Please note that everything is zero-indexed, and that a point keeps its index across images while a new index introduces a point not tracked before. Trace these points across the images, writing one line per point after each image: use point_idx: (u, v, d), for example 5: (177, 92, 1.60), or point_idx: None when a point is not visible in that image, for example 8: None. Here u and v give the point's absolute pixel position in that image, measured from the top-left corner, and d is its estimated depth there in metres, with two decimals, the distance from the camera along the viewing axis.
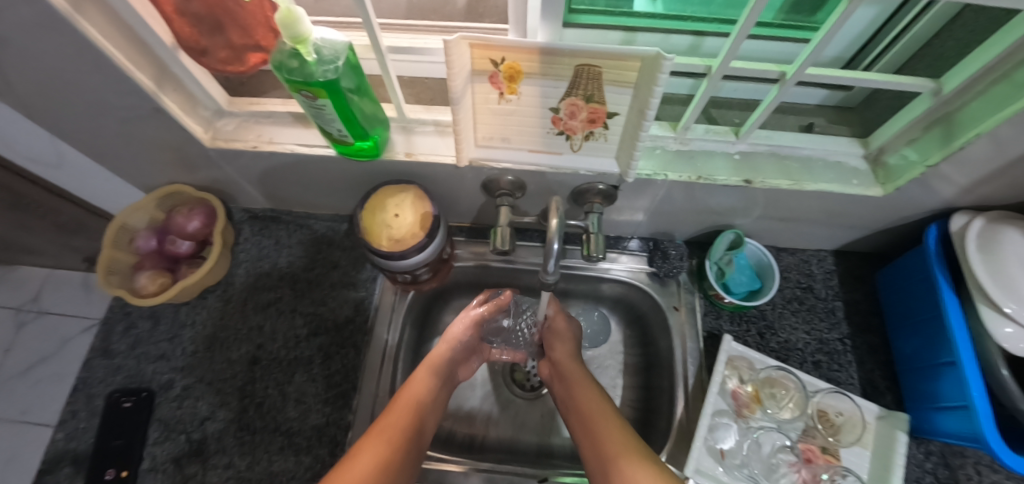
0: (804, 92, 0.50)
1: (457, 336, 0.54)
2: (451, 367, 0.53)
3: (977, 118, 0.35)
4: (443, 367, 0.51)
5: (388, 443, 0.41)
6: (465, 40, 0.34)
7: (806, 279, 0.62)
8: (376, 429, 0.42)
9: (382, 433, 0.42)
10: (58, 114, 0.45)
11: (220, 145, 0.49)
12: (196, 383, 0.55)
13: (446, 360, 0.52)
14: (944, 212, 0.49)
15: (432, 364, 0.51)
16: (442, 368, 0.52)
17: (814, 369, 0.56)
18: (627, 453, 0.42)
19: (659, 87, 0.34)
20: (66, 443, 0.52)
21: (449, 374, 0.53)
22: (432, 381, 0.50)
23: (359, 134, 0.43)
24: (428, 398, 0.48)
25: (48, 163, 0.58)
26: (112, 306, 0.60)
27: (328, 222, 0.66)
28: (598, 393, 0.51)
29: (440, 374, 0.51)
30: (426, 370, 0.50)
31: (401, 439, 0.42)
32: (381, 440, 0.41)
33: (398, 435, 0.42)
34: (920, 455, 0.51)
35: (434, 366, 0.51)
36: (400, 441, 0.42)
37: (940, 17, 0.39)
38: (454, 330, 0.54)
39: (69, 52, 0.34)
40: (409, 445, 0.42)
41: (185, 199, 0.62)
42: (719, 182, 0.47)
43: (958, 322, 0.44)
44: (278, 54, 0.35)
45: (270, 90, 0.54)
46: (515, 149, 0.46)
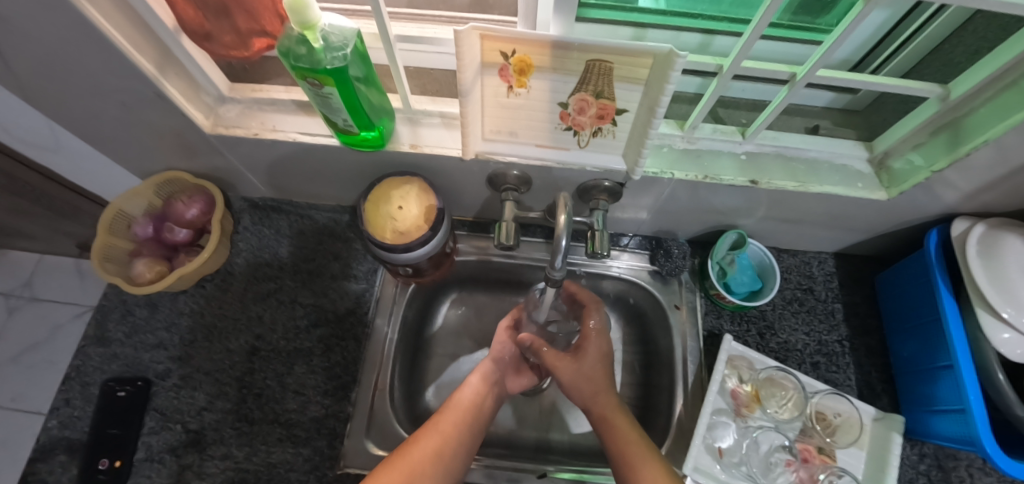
0: (812, 94, 0.50)
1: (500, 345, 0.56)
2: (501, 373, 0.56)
3: (984, 125, 0.36)
4: (493, 375, 0.54)
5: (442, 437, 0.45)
6: (477, 31, 0.33)
7: (806, 281, 0.62)
8: (432, 423, 0.46)
9: (438, 427, 0.46)
10: (54, 96, 0.44)
11: (220, 132, 0.48)
12: (194, 373, 0.55)
13: (493, 368, 0.54)
14: (946, 217, 0.50)
15: (483, 371, 0.53)
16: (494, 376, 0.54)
17: (813, 370, 0.56)
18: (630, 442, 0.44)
19: (670, 85, 0.34)
20: (59, 431, 0.52)
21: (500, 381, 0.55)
22: (483, 386, 0.52)
23: (364, 124, 0.42)
24: (483, 401, 0.51)
25: (43, 146, 0.56)
26: (108, 293, 0.59)
27: (330, 213, 0.65)
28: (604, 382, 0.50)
29: (491, 380, 0.53)
30: (477, 376, 0.53)
31: (454, 435, 0.46)
32: (437, 433, 0.45)
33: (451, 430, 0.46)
34: (914, 456, 0.52)
35: (485, 373, 0.53)
36: (456, 435, 0.46)
37: (949, 23, 0.39)
38: (497, 342, 0.56)
39: (70, 34, 0.33)
40: (463, 439, 0.46)
41: (184, 186, 0.61)
42: (726, 182, 0.47)
43: (956, 326, 0.45)
44: (286, 40, 0.35)
45: (273, 77, 0.53)
46: (522, 144, 0.46)
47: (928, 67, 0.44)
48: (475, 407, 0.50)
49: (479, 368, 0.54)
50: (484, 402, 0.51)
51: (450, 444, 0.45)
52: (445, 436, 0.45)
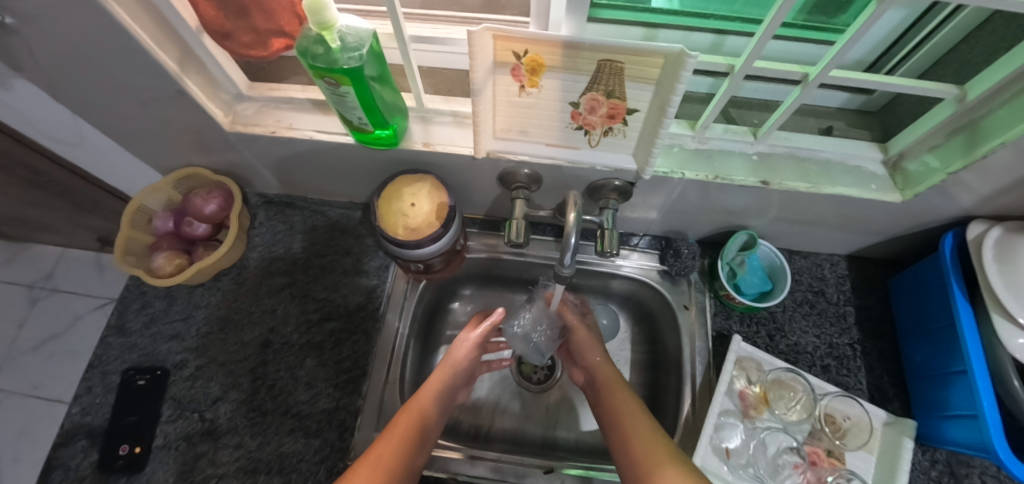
0: (826, 95, 0.50)
1: (462, 349, 0.55)
2: (454, 386, 0.53)
3: (1002, 126, 0.35)
4: (443, 389, 0.50)
5: (381, 468, 0.39)
6: (489, 32, 0.34)
7: (818, 283, 0.62)
8: (369, 454, 0.40)
9: (377, 456, 0.40)
10: (80, 93, 0.45)
11: (238, 129, 0.50)
12: (208, 364, 0.56)
13: (447, 383, 0.51)
14: (961, 220, 0.49)
15: (432, 387, 0.49)
16: (441, 396, 0.50)
17: (823, 373, 0.56)
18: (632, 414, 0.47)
19: (681, 85, 0.34)
20: (81, 417, 0.53)
21: (451, 393, 0.52)
22: (431, 403, 0.48)
23: (378, 122, 0.43)
24: (428, 423, 0.46)
25: (67, 142, 0.58)
26: (128, 285, 0.61)
27: (342, 209, 0.66)
28: (609, 366, 0.55)
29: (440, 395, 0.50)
30: (426, 393, 0.48)
31: (396, 467, 0.40)
32: (374, 465, 0.39)
33: (392, 458, 0.40)
34: (926, 462, 0.51)
35: (434, 387, 0.49)
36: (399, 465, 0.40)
37: (969, 21, 0.39)
38: (457, 354, 0.54)
39: (97, 32, 0.35)
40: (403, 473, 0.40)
41: (202, 181, 0.63)
42: (736, 183, 0.47)
43: (970, 331, 0.44)
44: (303, 40, 0.35)
45: (290, 75, 0.54)
46: (533, 142, 0.47)
47: (943, 68, 0.44)
48: (420, 432, 0.44)
49: (429, 382, 0.50)
50: (429, 426, 0.46)
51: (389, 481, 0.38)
52: (387, 466, 0.39)
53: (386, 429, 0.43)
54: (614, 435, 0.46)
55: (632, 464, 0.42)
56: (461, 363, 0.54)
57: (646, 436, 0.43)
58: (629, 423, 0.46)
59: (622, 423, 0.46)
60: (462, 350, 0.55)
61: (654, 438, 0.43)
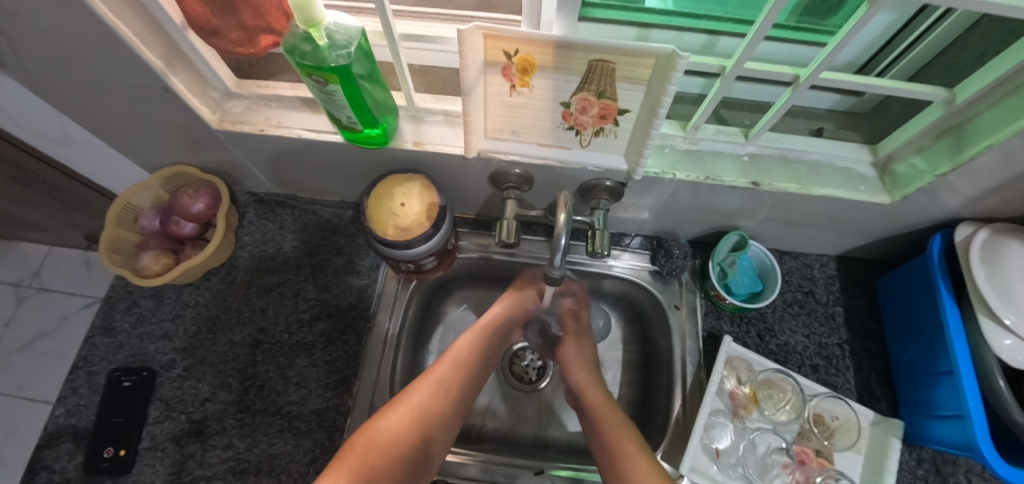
0: (816, 96, 0.50)
1: (512, 295, 0.60)
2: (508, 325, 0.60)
3: (987, 130, 0.36)
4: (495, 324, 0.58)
5: (435, 387, 0.48)
6: (480, 30, 0.34)
7: (807, 283, 0.62)
8: (426, 375, 0.49)
9: (432, 378, 0.49)
10: (65, 89, 0.44)
11: (227, 127, 0.49)
12: (197, 364, 0.56)
13: (499, 320, 0.58)
14: (949, 222, 0.49)
15: (484, 324, 0.56)
16: (494, 333, 0.57)
17: (812, 372, 0.56)
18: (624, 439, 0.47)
19: (672, 86, 0.34)
20: (66, 419, 0.53)
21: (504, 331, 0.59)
22: (482, 338, 0.55)
23: (368, 121, 0.42)
24: (478, 354, 0.54)
25: (52, 139, 0.57)
26: (114, 284, 0.60)
27: (334, 208, 0.66)
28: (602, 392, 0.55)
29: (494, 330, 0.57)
30: (476, 330, 0.56)
31: (447, 387, 0.49)
32: (430, 384, 0.48)
33: (444, 379, 0.49)
34: (912, 461, 0.52)
35: (486, 325, 0.56)
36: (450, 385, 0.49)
37: (958, 25, 0.39)
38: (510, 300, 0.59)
39: (79, 28, 0.34)
40: (454, 392, 0.49)
41: (191, 180, 0.62)
42: (727, 184, 0.47)
43: (957, 331, 0.45)
44: (290, 37, 0.35)
45: (280, 73, 0.53)
46: (524, 142, 0.46)
47: (933, 71, 0.44)
48: (469, 362, 0.53)
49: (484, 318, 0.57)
50: (478, 357, 0.54)
51: (443, 396, 0.48)
52: (440, 387, 0.48)
53: (441, 357, 0.52)
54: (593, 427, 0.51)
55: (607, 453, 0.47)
56: (512, 306, 0.59)
57: (622, 432, 0.48)
58: (605, 422, 0.50)
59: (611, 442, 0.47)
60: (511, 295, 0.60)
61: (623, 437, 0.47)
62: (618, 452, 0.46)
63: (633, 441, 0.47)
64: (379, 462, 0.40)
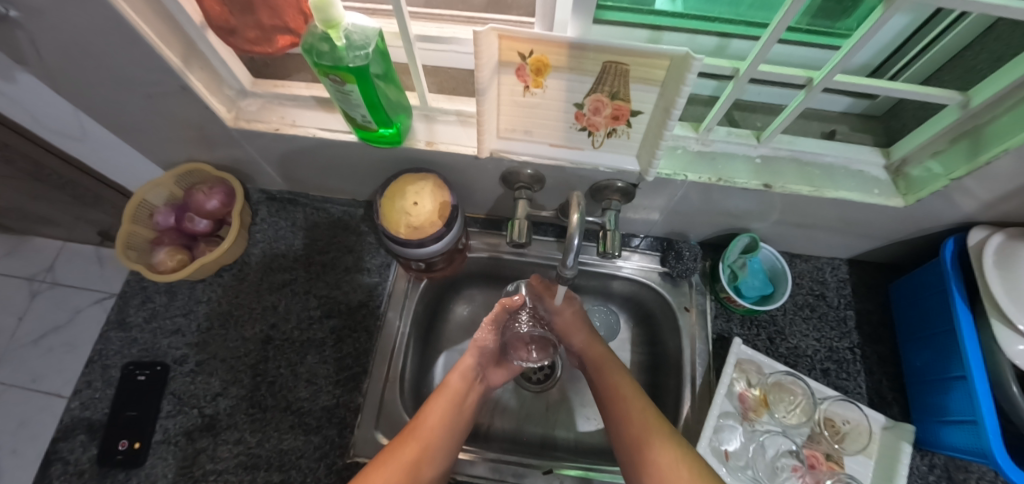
0: (829, 99, 0.50)
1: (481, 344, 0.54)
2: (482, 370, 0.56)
3: (1004, 134, 0.35)
4: (473, 373, 0.54)
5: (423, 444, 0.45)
6: (495, 31, 0.34)
7: (818, 286, 0.62)
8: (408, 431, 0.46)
9: (417, 434, 0.46)
10: (84, 87, 0.45)
11: (242, 125, 0.50)
12: (209, 359, 0.56)
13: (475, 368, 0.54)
14: (963, 226, 0.49)
15: (462, 371, 0.53)
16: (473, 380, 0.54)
17: (823, 376, 0.56)
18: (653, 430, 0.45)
19: (687, 87, 0.34)
20: (81, 411, 0.53)
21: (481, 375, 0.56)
22: (463, 386, 0.52)
23: (382, 120, 0.43)
24: (461, 403, 0.51)
25: (70, 136, 0.58)
26: (128, 280, 0.61)
27: (345, 206, 0.66)
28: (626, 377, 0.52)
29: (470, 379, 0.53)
30: (455, 378, 0.52)
31: (434, 440, 0.46)
32: (416, 441, 0.45)
33: (432, 432, 0.46)
34: (923, 467, 0.52)
35: (464, 372, 0.53)
36: (435, 439, 0.46)
37: (973, 29, 0.39)
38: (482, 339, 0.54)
39: (102, 27, 0.35)
40: (440, 448, 0.46)
41: (204, 177, 0.63)
42: (739, 185, 0.47)
43: (970, 336, 0.45)
44: (309, 37, 0.36)
45: (294, 73, 0.54)
46: (536, 142, 0.47)
47: (947, 74, 0.44)
48: (452, 411, 0.50)
49: (458, 368, 0.53)
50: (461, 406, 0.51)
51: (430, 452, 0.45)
52: (426, 441, 0.45)
53: (422, 408, 0.49)
54: (611, 411, 0.50)
55: (630, 447, 0.46)
56: (483, 353, 0.55)
57: (648, 418, 0.46)
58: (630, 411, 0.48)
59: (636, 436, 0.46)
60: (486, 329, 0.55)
61: (645, 414, 0.47)
62: (647, 445, 0.44)
63: (661, 429, 0.45)
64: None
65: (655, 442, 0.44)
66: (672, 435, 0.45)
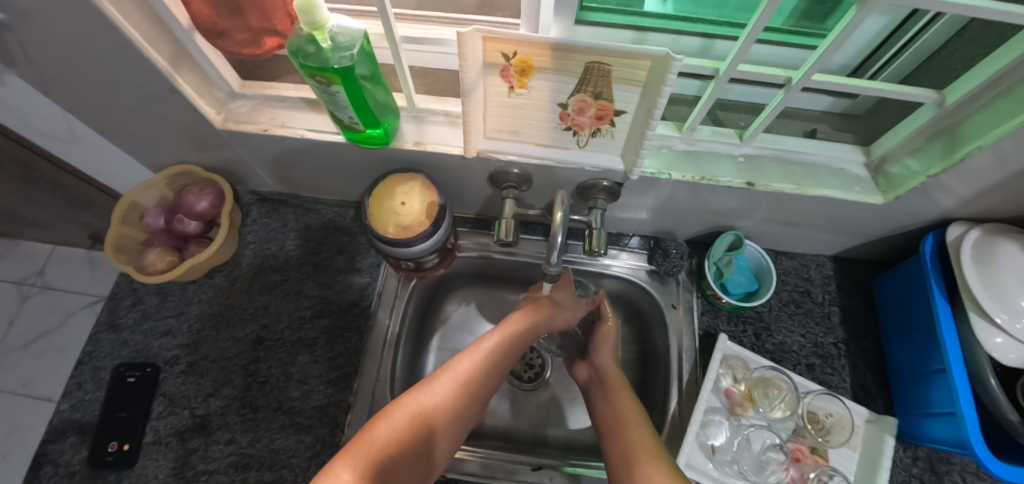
0: (811, 99, 0.51)
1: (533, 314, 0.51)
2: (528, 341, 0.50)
3: (979, 131, 0.36)
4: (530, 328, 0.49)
5: (455, 391, 0.39)
6: (479, 33, 0.35)
7: (803, 283, 0.63)
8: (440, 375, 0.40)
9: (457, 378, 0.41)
10: (73, 89, 0.46)
11: (231, 127, 0.50)
12: (201, 360, 0.56)
13: (522, 334, 0.48)
14: (942, 222, 0.50)
15: (518, 325, 0.48)
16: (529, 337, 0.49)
17: (808, 371, 0.57)
18: (649, 461, 0.38)
19: (667, 87, 0.35)
20: (71, 413, 0.54)
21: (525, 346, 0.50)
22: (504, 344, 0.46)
23: (369, 121, 0.43)
24: (502, 360, 0.45)
25: (60, 138, 0.58)
26: (120, 282, 0.61)
27: (336, 207, 0.67)
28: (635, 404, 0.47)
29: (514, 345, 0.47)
30: (497, 335, 0.46)
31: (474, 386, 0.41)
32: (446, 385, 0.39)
33: (470, 381, 0.41)
34: (907, 459, 0.52)
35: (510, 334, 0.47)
36: (475, 387, 0.41)
37: (946, 30, 0.40)
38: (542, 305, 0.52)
39: (90, 29, 0.35)
40: (472, 399, 0.40)
41: (195, 178, 0.63)
42: (723, 184, 0.48)
43: (949, 331, 0.45)
44: (296, 39, 0.36)
45: (284, 74, 0.54)
46: (522, 142, 0.47)
47: (924, 73, 0.45)
48: (500, 361, 0.45)
49: (516, 318, 0.49)
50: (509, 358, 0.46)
51: (460, 400, 0.39)
52: (465, 386, 0.40)
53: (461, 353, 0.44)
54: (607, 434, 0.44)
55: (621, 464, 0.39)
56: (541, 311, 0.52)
57: (644, 445, 0.40)
58: (630, 435, 0.42)
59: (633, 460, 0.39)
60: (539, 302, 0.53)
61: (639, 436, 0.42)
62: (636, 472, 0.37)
63: (654, 459, 0.38)
64: (387, 460, 0.30)
65: (650, 469, 0.37)
66: (667, 465, 0.38)
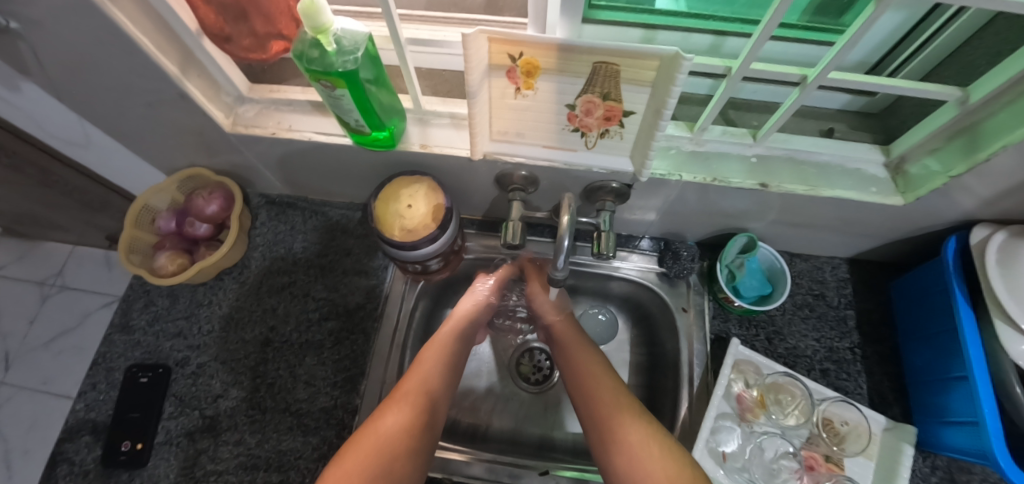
0: (826, 96, 0.50)
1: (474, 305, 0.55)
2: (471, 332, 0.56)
3: (1001, 130, 0.35)
4: (463, 329, 0.53)
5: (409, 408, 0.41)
6: (484, 34, 0.34)
7: (818, 286, 0.61)
8: (399, 393, 0.43)
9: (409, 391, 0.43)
10: (86, 95, 0.46)
11: (240, 131, 0.51)
12: (210, 361, 0.57)
13: (466, 326, 0.53)
14: (964, 224, 0.48)
15: (451, 329, 0.52)
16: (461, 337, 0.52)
17: (823, 377, 0.56)
18: (620, 409, 0.42)
19: (677, 87, 0.34)
20: (85, 413, 0.55)
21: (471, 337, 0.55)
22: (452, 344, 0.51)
23: (375, 124, 0.43)
24: (448, 367, 0.48)
25: (75, 143, 0.59)
26: (132, 283, 0.62)
27: (343, 209, 0.67)
28: (595, 357, 0.49)
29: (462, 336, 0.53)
30: (440, 343, 0.49)
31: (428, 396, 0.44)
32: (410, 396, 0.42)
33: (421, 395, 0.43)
34: (926, 468, 0.51)
35: (454, 331, 0.52)
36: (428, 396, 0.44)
37: (970, 23, 0.38)
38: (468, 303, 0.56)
39: (100, 37, 0.35)
40: (435, 402, 0.44)
41: (205, 182, 0.63)
42: (734, 185, 0.46)
43: (972, 338, 0.44)
44: (300, 43, 0.36)
45: (291, 78, 0.55)
46: (529, 144, 0.47)
47: (947, 69, 0.43)
48: (447, 364, 0.48)
49: (450, 322, 0.52)
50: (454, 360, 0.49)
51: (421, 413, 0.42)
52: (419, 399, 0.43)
53: (412, 368, 0.46)
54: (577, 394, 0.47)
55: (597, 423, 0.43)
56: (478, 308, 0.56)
57: (610, 395, 0.44)
58: (597, 391, 0.45)
59: (603, 416, 0.43)
60: (478, 297, 0.57)
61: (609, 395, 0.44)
62: (613, 425, 0.41)
63: (625, 407, 0.43)
64: None
65: (624, 420, 0.41)
66: (638, 414, 0.42)
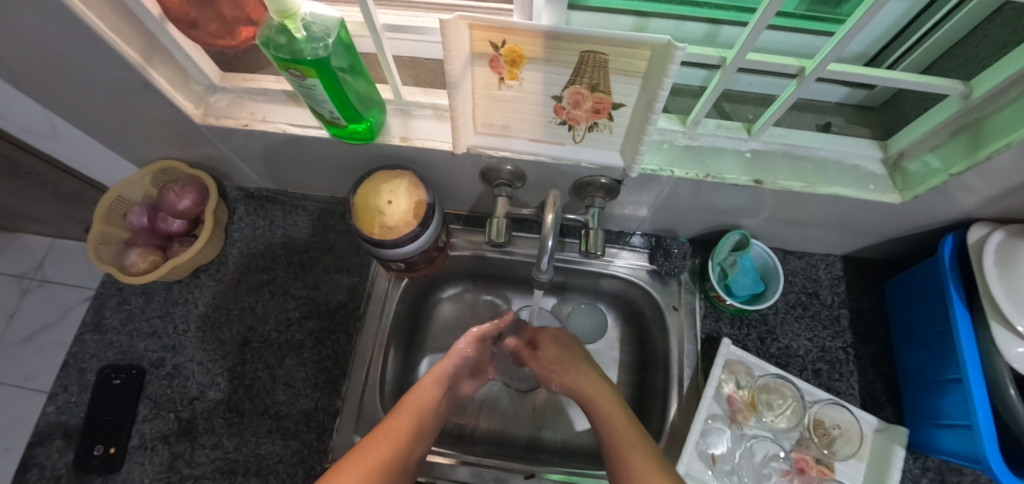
0: (824, 89, 0.48)
1: (459, 353, 0.53)
2: (455, 378, 0.54)
3: (1006, 126, 0.33)
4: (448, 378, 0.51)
5: (418, 413, 0.45)
6: (464, 20, 0.32)
7: (811, 284, 0.60)
8: (412, 394, 0.47)
9: (418, 395, 0.47)
10: (43, 85, 0.43)
11: (211, 122, 0.48)
12: (186, 362, 0.55)
13: (453, 369, 0.52)
14: (963, 222, 0.47)
15: (445, 366, 0.51)
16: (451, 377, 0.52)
17: (815, 377, 0.55)
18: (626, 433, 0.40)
19: (669, 78, 0.32)
20: (56, 416, 0.53)
21: (452, 384, 0.53)
22: (437, 390, 0.49)
23: (351, 116, 0.41)
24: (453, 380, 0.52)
25: (41, 133, 0.56)
26: (105, 281, 0.60)
27: (325, 203, 0.64)
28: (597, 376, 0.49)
29: (445, 383, 0.51)
30: (452, 358, 0.52)
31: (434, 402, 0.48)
32: (429, 388, 0.48)
33: (429, 400, 0.47)
34: (917, 470, 0.50)
35: (439, 376, 0.50)
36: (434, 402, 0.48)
37: (973, 16, 0.37)
38: (459, 348, 0.54)
39: (51, 23, 0.33)
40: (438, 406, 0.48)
41: (178, 175, 0.61)
42: (728, 182, 0.45)
43: (968, 339, 0.43)
44: (265, 29, 0.33)
45: (265, 66, 0.52)
46: (515, 137, 0.44)
47: (949, 62, 0.41)
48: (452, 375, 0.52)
49: (444, 361, 0.52)
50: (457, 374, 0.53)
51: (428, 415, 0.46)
52: (427, 404, 0.47)
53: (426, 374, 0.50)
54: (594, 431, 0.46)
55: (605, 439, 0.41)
56: (461, 363, 0.54)
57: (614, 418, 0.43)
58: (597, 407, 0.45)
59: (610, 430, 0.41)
60: (459, 355, 0.53)
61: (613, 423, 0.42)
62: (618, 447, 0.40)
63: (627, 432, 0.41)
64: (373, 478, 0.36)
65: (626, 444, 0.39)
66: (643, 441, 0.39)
